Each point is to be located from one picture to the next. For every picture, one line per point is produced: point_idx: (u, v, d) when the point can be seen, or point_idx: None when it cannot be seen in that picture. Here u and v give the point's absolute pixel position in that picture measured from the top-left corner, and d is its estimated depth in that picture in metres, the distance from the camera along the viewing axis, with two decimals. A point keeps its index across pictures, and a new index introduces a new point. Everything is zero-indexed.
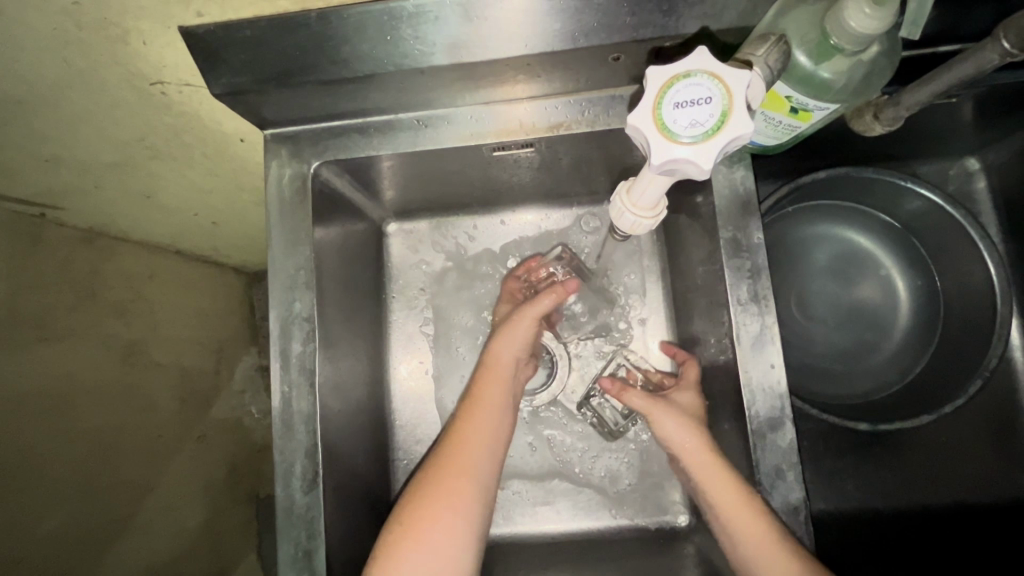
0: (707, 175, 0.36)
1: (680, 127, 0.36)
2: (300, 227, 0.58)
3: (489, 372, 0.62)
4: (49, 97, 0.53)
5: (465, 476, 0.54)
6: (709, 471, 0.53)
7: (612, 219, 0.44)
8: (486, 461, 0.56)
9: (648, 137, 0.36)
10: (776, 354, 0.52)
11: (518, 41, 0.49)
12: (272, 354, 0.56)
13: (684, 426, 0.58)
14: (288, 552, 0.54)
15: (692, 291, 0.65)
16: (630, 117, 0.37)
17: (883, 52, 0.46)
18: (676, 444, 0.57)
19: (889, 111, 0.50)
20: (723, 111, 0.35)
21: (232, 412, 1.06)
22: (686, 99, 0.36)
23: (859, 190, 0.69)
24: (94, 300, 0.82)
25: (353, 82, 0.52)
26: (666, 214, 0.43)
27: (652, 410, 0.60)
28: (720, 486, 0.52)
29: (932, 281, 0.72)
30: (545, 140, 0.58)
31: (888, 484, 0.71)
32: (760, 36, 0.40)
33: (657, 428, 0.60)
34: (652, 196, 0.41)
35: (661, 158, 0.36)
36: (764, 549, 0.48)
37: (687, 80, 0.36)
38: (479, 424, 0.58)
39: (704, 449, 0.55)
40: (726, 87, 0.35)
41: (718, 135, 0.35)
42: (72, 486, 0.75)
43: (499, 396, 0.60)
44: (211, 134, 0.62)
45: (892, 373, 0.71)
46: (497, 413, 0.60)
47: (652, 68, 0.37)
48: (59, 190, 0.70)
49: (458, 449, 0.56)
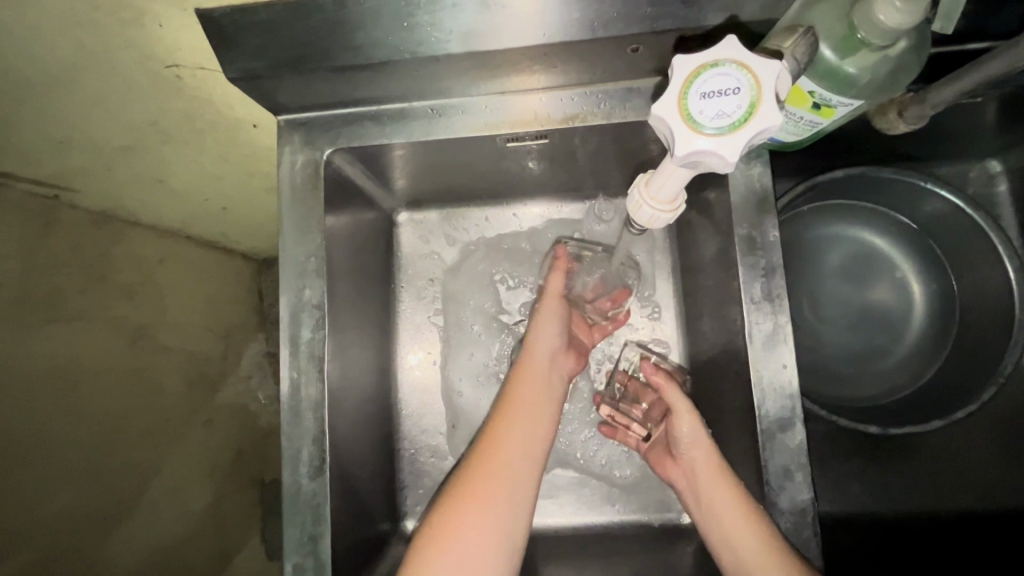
0: (732, 167, 0.35)
1: (706, 117, 0.35)
2: (311, 214, 0.57)
3: (525, 368, 0.62)
4: (64, 78, 0.53)
5: (499, 477, 0.54)
6: (725, 496, 0.52)
7: (628, 213, 0.44)
8: (523, 463, 0.55)
9: (672, 128, 0.35)
10: (788, 354, 0.52)
11: (536, 30, 0.48)
12: (282, 341, 0.56)
13: (706, 440, 0.57)
14: (293, 537, 0.54)
15: (703, 288, 0.65)
16: (654, 107, 0.36)
17: (912, 49, 0.45)
18: (689, 449, 0.57)
19: (914, 109, 0.49)
20: (751, 102, 0.34)
21: (238, 397, 1.06)
22: (712, 90, 0.35)
23: (878, 190, 0.68)
24: (105, 283, 0.82)
25: (367, 70, 0.52)
26: (684, 208, 0.42)
27: (680, 411, 0.59)
28: (734, 512, 0.51)
29: (949, 286, 0.70)
30: (559, 132, 0.58)
31: (895, 488, 0.70)
32: (787, 28, 0.40)
33: (675, 432, 0.58)
34: (671, 188, 0.40)
35: (686, 148, 0.35)
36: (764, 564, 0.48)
37: (714, 69, 0.35)
38: (512, 420, 0.58)
39: (716, 469, 0.54)
40: (756, 76, 0.34)
41: (745, 127, 0.34)
42: (81, 466, 0.76)
43: (534, 394, 0.60)
44: (223, 119, 0.62)
45: (903, 378, 0.70)
46: (535, 413, 0.59)
47: (677, 58, 0.36)
48: (72, 172, 0.70)
49: (495, 447, 0.56)
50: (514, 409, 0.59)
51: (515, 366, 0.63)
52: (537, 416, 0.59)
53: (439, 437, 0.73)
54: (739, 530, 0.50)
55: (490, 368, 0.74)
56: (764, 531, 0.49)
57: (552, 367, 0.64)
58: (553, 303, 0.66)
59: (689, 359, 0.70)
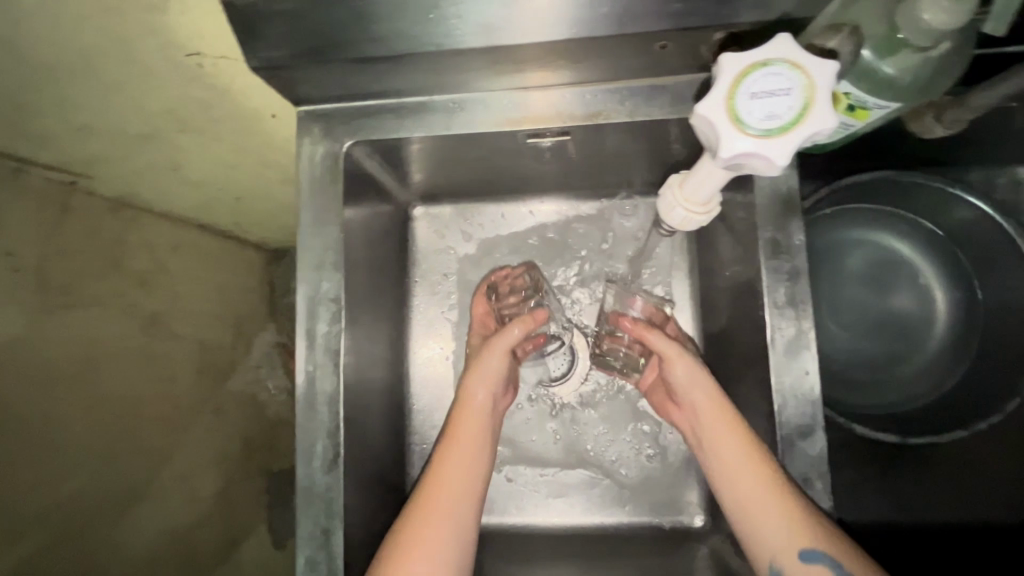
0: (777, 170, 0.35)
1: (755, 119, 0.34)
2: (330, 206, 0.57)
3: (464, 410, 0.59)
4: (86, 65, 0.53)
5: (441, 530, 0.53)
6: (729, 440, 0.52)
7: (660, 213, 0.44)
8: (464, 512, 0.54)
9: (720, 129, 0.35)
10: (811, 360, 0.51)
11: (563, 25, 0.47)
12: (298, 333, 0.56)
13: (704, 382, 0.55)
14: (306, 530, 0.54)
15: (722, 290, 0.64)
16: (701, 106, 0.35)
17: (956, 49, 0.43)
18: (687, 392, 0.56)
19: (952, 112, 0.48)
20: (803, 104, 0.34)
21: (248, 386, 1.07)
22: (763, 90, 0.34)
23: (903, 194, 0.67)
24: (120, 271, 0.82)
25: (390, 62, 0.51)
26: (717, 210, 0.43)
27: (672, 356, 0.57)
28: (735, 454, 0.51)
29: (973, 294, 0.69)
30: (581, 129, 0.57)
31: (912, 498, 0.69)
32: (832, 28, 0.42)
33: (669, 375, 0.57)
34: (706, 190, 0.41)
35: (734, 150, 0.35)
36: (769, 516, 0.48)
37: (765, 69, 0.35)
38: (452, 467, 0.56)
39: (724, 415, 0.53)
40: (809, 76, 0.34)
41: (796, 129, 0.34)
42: (93, 452, 0.76)
43: (475, 439, 0.58)
44: (241, 109, 0.62)
45: (923, 386, 0.69)
46: (475, 455, 0.57)
47: (727, 55, 0.35)
48: (91, 159, 0.70)
49: (435, 498, 0.54)
50: (453, 456, 0.57)
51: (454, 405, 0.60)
52: (479, 458, 0.57)
53: None
54: (744, 477, 0.50)
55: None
56: (766, 472, 0.49)
57: (494, 407, 0.62)
58: (498, 356, 0.62)
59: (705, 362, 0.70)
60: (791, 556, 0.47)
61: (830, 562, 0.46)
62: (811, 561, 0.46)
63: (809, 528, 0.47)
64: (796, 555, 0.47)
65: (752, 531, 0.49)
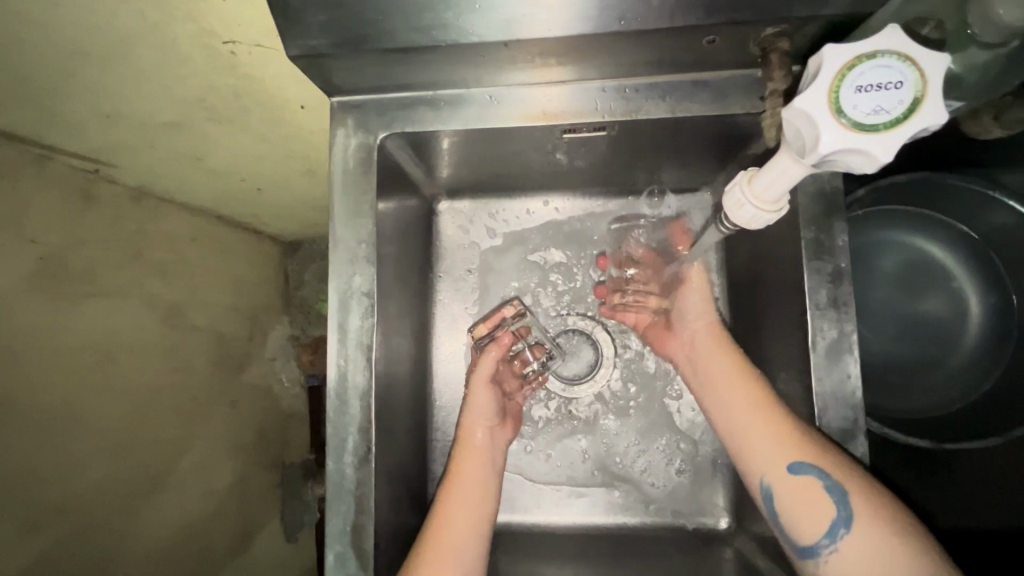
0: (881, 167, 0.34)
1: (859, 112, 0.34)
2: (363, 199, 0.56)
3: (461, 450, 0.62)
4: (121, 50, 0.52)
5: (447, 563, 0.54)
6: (721, 353, 0.59)
7: (726, 212, 0.42)
8: (469, 544, 0.56)
9: (820, 123, 0.34)
10: (853, 363, 0.50)
11: (610, 17, 0.46)
12: (330, 326, 0.55)
13: (709, 310, 0.64)
14: (336, 525, 0.54)
15: (753, 290, 0.63)
16: (800, 99, 0.35)
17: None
18: (693, 313, 0.63)
19: (1013, 112, 0.48)
20: (915, 98, 0.33)
21: (263, 378, 1.07)
22: (870, 83, 0.34)
23: (939, 197, 0.67)
24: (141, 261, 0.81)
25: (431, 53, 0.50)
26: (787, 210, 0.41)
27: (691, 279, 0.65)
28: (728, 367, 0.58)
29: (1009, 299, 0.67)
30: (617, 124, 0.56)
31: (948, 505, 0.67)
32: (917, 19, 0.42)
33: (681, 298, 0.64)
34: (782, 187, 0.39)
35: (834, 146, 0.34)
36: (753, 424, 0.53)
37: (872, 62, 0.34)
38: (451, 501, 0.58)
39: (718, 331, 0.62)
40: (924, 70, 0.33)
41: (907, 124, 0.33)
42: (114, 443, 0.75)
43: (472, 474, 0.60)
44: (271, 98, 0.61)
45: (955, 391, 0.68)
46: (477, 488, 0.60)
47: (830, 48, 0.35)
48: (117, 147, 0.69)
49: (439, 530, 0.56)
50: (453, 490, 0.59)
51: (455, 443, 0.63)
52: (479, 492, 0.60)
53: None
54: (732, 380, 0.57)
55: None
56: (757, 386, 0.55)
57: (493, 442, 0.64)
58: (484, 389, 0.64)
59: None
60: (779, 468, 0.50)
61: (818, 472, 0.48)
62: (798, 472, 0.49)
63: (796, 440, 0.50)
64: (784, 467, 0.50)
65: (741, 445, 0.54)
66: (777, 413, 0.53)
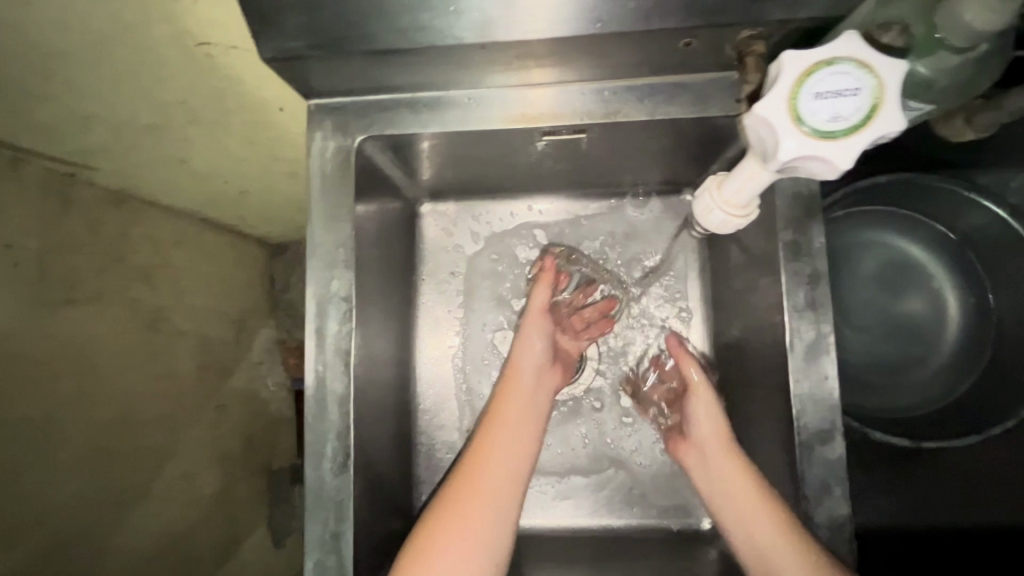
0: (840, 173, 0.36)
1: (819, 118, 0.35)
2: (342, 203, 0.56)
3: (505, 384, 0.61)
4: (92, 52, 0.51)
5: (479, 497, 0.53)
6: (736, 469, 0.55)
7: (697, 216, 0.46)
8: (502, 483, 0.54)
9: (781, 131, 0.36)
10: (831, 365, 0.51)
11: (585, 19, 0.46)
12: (308, 332, 0.55)
13: (719, 420, 0.60)
14: (315, 533, 0.54)
15: (735, 292, 0.64)
16: (761, 106, 0.36)
17: (993, 52, 0.43)
18: (703, 429, 0.60)
19: (988, 115, 0.49)
20: (871, 105, 0.35)
21: (250, 383, 1.06)
22: (829, 91, 0.35)
23: (917, 198, 0.67)
24: (121, 265, 0.79)
25: (411, 55, 0.49)
26: (755, 214, 0.44)
27: (694, 387, 0.62)
28: (748, 487, 0.53)
29: (985, 298, 0.69)
30: (598, 127, 0.56)
31: (925, 504, 0.68)
32: (882, 25, 0.42)
33: (690, 407, 0.62)
34: (747, 195, 0.42)
35: (793, 152, 0.36)
36: (776, 547, 0.49)
37: (831, 70, 0.35)
38: (488, 436, 0.57)
39: (729, 447, 0.57)
40: (880, 79, 0.34)
41: (864, 131, 0.35)
42: (96, 451, 0.74)
43: (511, 411, 0.59)
44: (249, 101, 0.60)
45: (935, 391, 0.69)
46: (522, 423, 0.59)
47: (790, 55, 0.36)
48: (93, 150, 0.68)
49: (476, 461, 0.55)
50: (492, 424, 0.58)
51: (499, 379, 0.62)
52: (524, 428, 0.58)
53: (457, 433, 0.71)
54: (754, 506, 0.52)
55: (496, 354, 0.73)
56: (781, 515, 0.50)
57: (539, 382, 0.63)
58: (532, 323, 0.65)
59: (715, 363, 0.69)
60: None
61: None
62: None
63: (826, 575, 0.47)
64: None
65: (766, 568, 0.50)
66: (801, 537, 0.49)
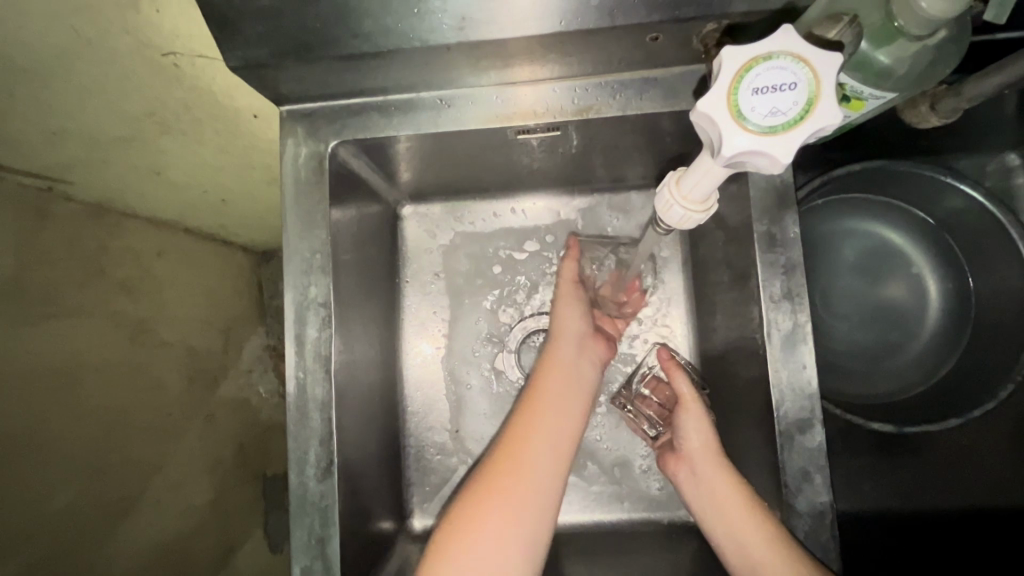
0: (780, 168, 0.35)
1: (758, 115, 0.34)
2: (316, 209, 0.56)
3: (548, 361, 0.59)
4: (57, 68, 0.51)
5: (521, 470, 0.51)
6: (725, 486, 0.55)
7: (657, 212, 0.45)
8: (547, 455, 0.52)
9: (720, 127, 0.35)
10: (808, 354, 0.51)
11: (549, 17, 0.46)
12: (287, 338, 0.55)
13: (708, 435, 0.58)
14: (301, 540, 0.54)
15: (716, 285, 0.64)
16: (701, 102, 0.35)
17: (949, 37, 0.44)
18: (694, 445, 0.58)
19: (949, 101, 0.52)
20: (808, 99, 0.34)
21: (240, 391, 1.05)
22: (766, 85, 0.34)
23: (893, 184, 0.67)
24: (102, 278, 0.79)
25: (378, 59, 0.49)
26: (714, 207, 0.43)
27: (686, 401, 0.60)
28: (739, 503, 0.53)
29: (965, 282, 0.70)
30: (571, 124, 0.55)
31: (907, 486, 0.69)
32: (832, 18, 0.41)
33: (680, 421, 0.59)
34: (702, 190, 0.41)
35: (733, 149, 0.35)
36: (773, 564, 0.49)
37: (768, 63, 0.34)
38: (536, 414, 0.55)
39: (718, 460, 0.57)
40: (814, 72, 0.34)
41: (801, 125, 0.34)
42: (87, 466, 0.74)
43: (553, 385, 0.57)
44: (222, 110, 0.60)
45: (917, 373, 0.70)
46: (565, 402, 0.57)
47: (728, 50, 0.35)
48: (66, 165, 0.67)
49: (514, 435, 0.53)
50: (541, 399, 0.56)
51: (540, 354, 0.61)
52: (566, 407, 0.56)
53: (445, 434, 0.71)
54: (746, 524, 0.51)
55: (482, 352, 0.72)
56: (774, 531, 0.50)
57: (580, 358, 0.61)
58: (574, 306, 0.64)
59: (698, 354, 0.69)
60: None
61: None
62: None
63: None
64: None
65: None
66: (795, 553, 0.49)
